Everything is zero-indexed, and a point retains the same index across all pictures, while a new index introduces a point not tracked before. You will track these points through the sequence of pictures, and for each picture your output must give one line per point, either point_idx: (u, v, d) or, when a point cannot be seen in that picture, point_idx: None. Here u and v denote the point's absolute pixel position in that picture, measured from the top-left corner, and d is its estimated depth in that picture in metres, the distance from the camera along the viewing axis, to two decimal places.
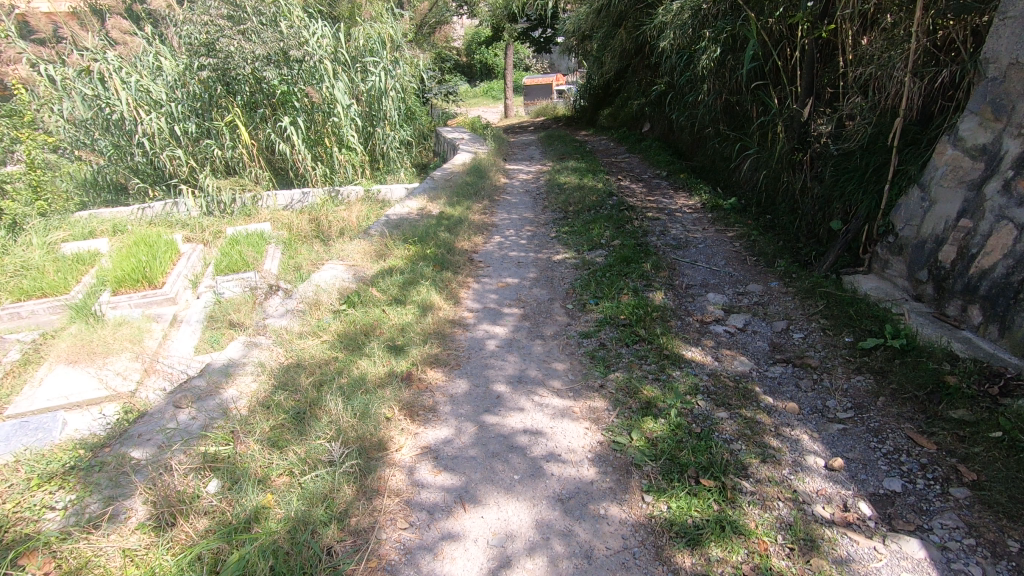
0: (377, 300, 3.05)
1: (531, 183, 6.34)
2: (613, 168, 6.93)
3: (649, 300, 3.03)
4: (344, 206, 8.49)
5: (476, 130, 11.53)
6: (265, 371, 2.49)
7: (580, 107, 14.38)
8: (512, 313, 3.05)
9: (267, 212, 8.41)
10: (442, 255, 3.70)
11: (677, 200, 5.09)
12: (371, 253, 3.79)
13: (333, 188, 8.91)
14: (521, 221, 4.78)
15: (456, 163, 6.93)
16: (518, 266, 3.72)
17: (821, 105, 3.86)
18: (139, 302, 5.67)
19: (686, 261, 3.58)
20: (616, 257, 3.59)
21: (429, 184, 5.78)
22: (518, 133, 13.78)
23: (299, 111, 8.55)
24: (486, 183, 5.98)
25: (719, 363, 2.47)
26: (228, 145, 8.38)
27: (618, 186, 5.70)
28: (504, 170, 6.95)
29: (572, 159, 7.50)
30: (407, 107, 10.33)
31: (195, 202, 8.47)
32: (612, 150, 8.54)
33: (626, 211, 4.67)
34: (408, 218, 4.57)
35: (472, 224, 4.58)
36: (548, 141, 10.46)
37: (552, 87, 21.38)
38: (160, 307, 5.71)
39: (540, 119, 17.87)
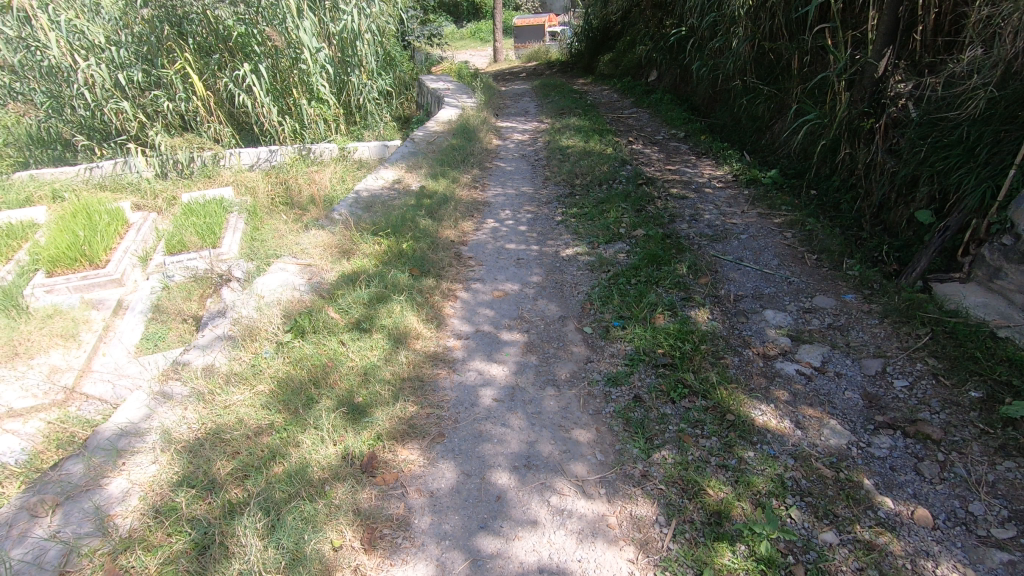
0: (334, 325, 2.31)
1: (528, 146, 5.49)
2: (620, 126, 6.09)
3: (691, 324, 2.32)
4: (316, 168, 7.60)
5: (463, 78, 10.43)
6: (169, 449, 1.77)
7: (577, 51, 13.21)
8: (513, 340, 2.33)
9: (229, 173, 7.50)
10: (421, 252, 2.94)
11: (701, 171, 4.30)
12: (333, 248, 3.02)
13: (304, 146, 7.98)
14: (518, 197, 4.00)
15: (442, 120, 6.03)
16: (518, 265, 2.97)
17: (904, 58, 3.06)
18: (79, 285, 4.69)
19: (729, 261, 2.86)
20: (642, 257, 2.84)
21: (408, 149, 4.95)
22: (509, 81, 12.63)
23: (261, 57, 7.50)
24: (476, 147, 5.12)
25: (804, 432, 1.79)
26: (180, 97, 7.33)
27: (630, 152, 4.88)
28: (495, 129, 6.07)
29: (573, 115, 6.61)
30: (385, 52, 9.20)
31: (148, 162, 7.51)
32: (615, 103, 7.62)
33: (645, 186, 3.88)
34: (382, 196, 3.78)
35: (459, 203, 3.81)
36: (544, 91, 9.47)
37: (545, 28, 19.76)
38: (103, 291, 4.74)
39: (532, 64, 16.63)
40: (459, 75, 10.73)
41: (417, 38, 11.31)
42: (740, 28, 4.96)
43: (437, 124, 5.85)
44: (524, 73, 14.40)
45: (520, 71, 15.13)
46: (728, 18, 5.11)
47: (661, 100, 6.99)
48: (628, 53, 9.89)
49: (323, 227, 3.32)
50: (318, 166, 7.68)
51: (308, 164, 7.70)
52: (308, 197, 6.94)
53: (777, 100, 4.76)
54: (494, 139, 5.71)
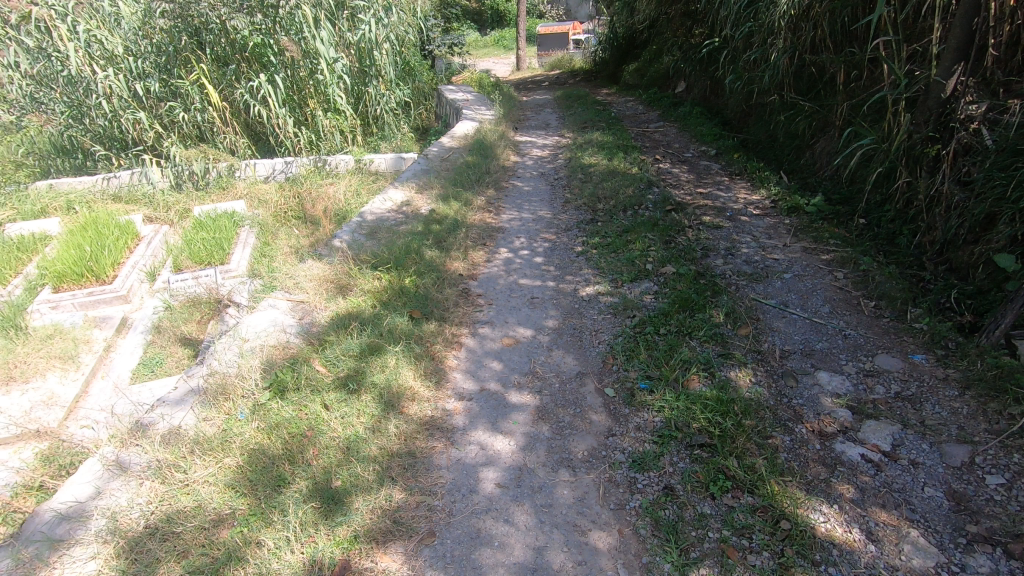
0: (319, 382, 2.03)
1: (547, 163, 5.19)
2: (645, 142, 5.77)
3: (731, 390, 1.98)
4: (330, 181, 7.43)
5: (483, 89, 10.21)
6: (111, 542, 1.50)
7: (600, 59, 12.91)
8: (523, 403, 2.02)
9: (244, 185, 7.36)
10: (425, 290, 2.65)
11: (736, 195, 3.95)
12: (329, 283, 2.75)
13: (320, 158, 7.82)
14: (535, 222, 3.70)
15: (458, 133, 5.79)
16: (532, 305, 2.67)
17: (976, 76, 2.69)
18: (84, 301, 4.37)
19: (772, 307, 2.51)
20: (672, 301, 2.51)
21: (420, 167, 4.70)
22: (530, 90, 12.38)
23: (277, 67, 7.38)
24: (493, 164, 4.84)
25: (878, 547, 1.44)
26: (196, 107, 7.22)
27: (656, 171, 4.55)
28: (513, 143, 5.78)
29: (596, 129, 6.31)
30: (404, 62, 9.04)
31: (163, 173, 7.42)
32: (640, 116, 7.30)
33: (674, 213, 3.55)
34: (389, 221, 3.52)
35: (470, 229, 3.53)
36: (566, 102, 9.19)
37: (568, 36, 19.49)
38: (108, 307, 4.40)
39: (554, 73, 16.39)
40: (479, 85, 10.52)
41: (437, 48, 11.15)
42: (780, 40, 4.62)
43: (452, 139, 5.60)
44: (546, 82, 14.14)
45: (542, 80, 14.89)
46: (765, 28, 4.78)
47: (690, 113, 6.65)
48: (653, 64, 9.58)
49: (322, 258, 3.06)
50: (333, 179, 7.50)
51: (323, 177, 7.53)
52: (321, 211, 6.75)
53: (819, 117, 4.39)
54: (512, 155, 5.42)
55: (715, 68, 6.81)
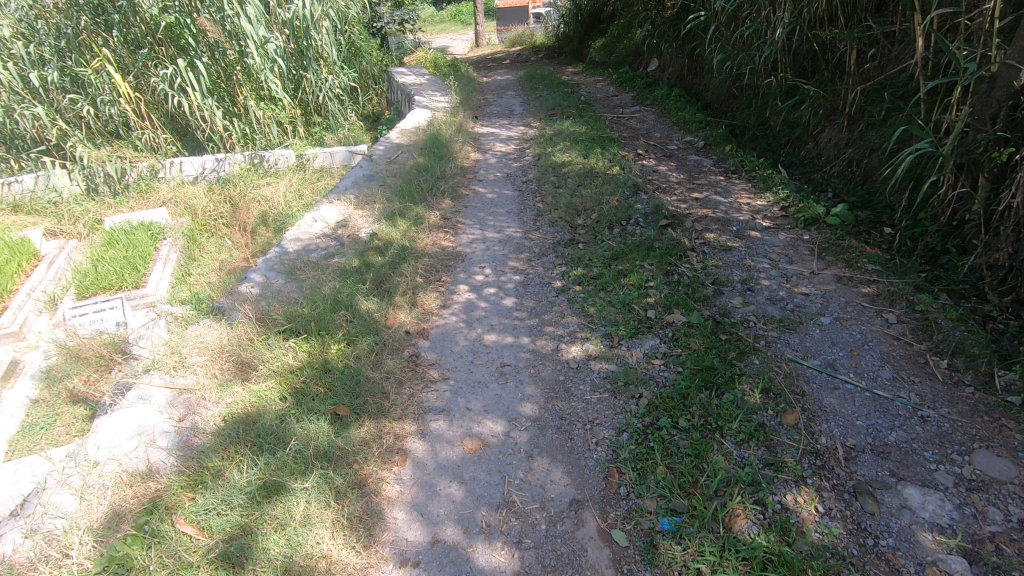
0: (183, 557, 1.35)
1: (513, 160, 4.50)
2: (623, 132, 5.12)
3: (793, 536, 1.38)
4: (266, 183, 6.75)
5: (440, 70, 9.36)
6: None
7: (564, 34, 12.15)
8: (493, 569, 1.38)
9: (166, 189, 6.62)
10: (358, 368, 1.97)
11: (738, 202, 3.34)
12: (227, 359, 2.03)
13: (256, 152, 7.10)
14: (501, 243, 3.04)
15: (408, 127, 5.05)
16: (502, 381, 2.00)
17: None
18: None
19: (818, 372, 1.91)
20: (688, 373, 1.89)
21: (361, 172, 3.98)
22: (490, 70, 11.56)
23: (197, 51, 6.50)
24: (449, 165, 4.12)
25: None
26: (106, 100, 6.48)
27: (640, 171, 3.92)
28: (472, 136, 5.07)
29: (565, 117, 5.65)
30: (349, 42, 8.12)
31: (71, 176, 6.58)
32: (613, 99, 6.65)
33: (670, 229, 2.93)
34: (314, 253, 2.85)
35: (421, 259, 2.84)
36: (529, 83, 8.47)
37: (529, 10, 18.54)
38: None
39: (515, 49, 15.57)
40: (435, 66, 9.65)
41: (387, 25, 10.21)
42: (780, 13, 4.00)
43: (401, 134, 4.85)
44: (507, 60, 13.28)
45: (504, 57, 14.02)
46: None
47: (670, 96, 6.01)
48: (623, 40, 8.88)
49: (225, 316, 2.33)
50: (272, 179, 6.84)
51: (260, 177, 6.83)
52: (257, 217, 6.19)
53: (826, 104, 3.79)
54: (470, 150, 4.71)
55: (695, 45, 6.17)
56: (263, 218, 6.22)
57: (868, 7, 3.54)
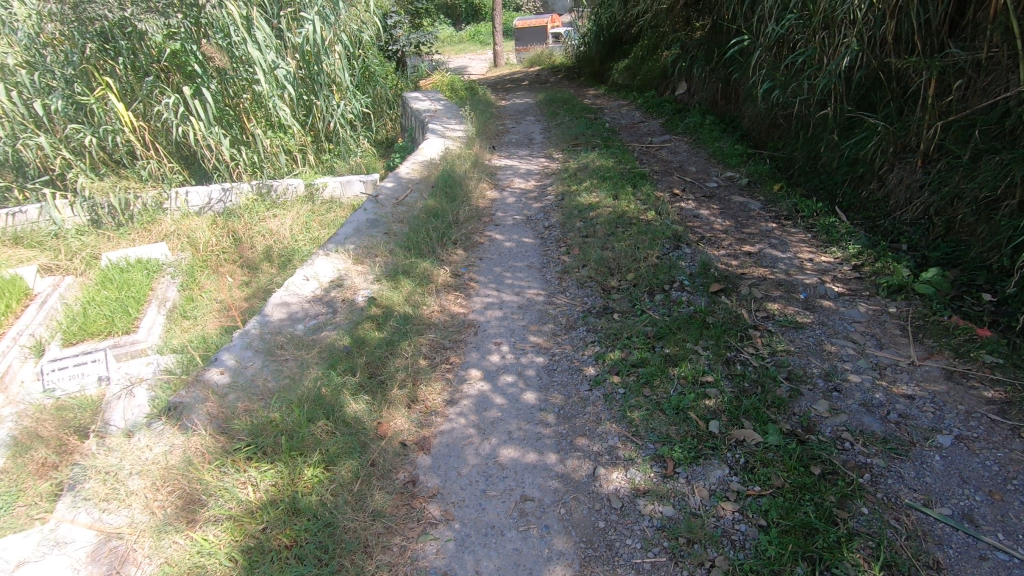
0: None
1: (533, 199, 4.06)
2: (654, 166, 4.67)
3: None
4: (277, 215, 6.47)
5: (456, 94, 9.04)
6: None
7: (584, 54, 11.82)
8: None
9: (169, 220, 6.38)
10: (337, 511, 1.52)
11: (799, 259, 2.85)
12: (171, 491, 1.59)
13: (264, 181, 6.87)
14: (521, 310, 2.60)
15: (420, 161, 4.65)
16: (523, 527, 1.53)
17: None
18: None
19: (952, 529, 1.42)
20: (776, 533, 1.40)
21: (364, 216, 3.59)
22: (508, 92, 11.26)
23: (205, 78, 6.29)
24: (462, 208, 3.71)
25: None
26: (109, 129, 6.26)
27: (678, 216, 3.45)
28: (488, 170, 4.64)
29: (588, 147, 5.24)
30: (362, 66, 7.83)
31: (74, 206, 6.40)
32: (639, 126, 6.23)
33: (723, 296, 2.45)
34: (300, 325, 2.43)
35: (426, 333, 2.40)
36: (549, 108, 8.11)
37: (547, 29, 18.26)
38: None
39: (533, 69, 15.31)
40: (451, 90, 9.33)
41: (402, 48, 9.86)
42: (837, 37, 3.53)
43: (411, 169, 4.45)
44: (525, 81, 12.96)
45: (521, 78, 13.69)
46: (813, 22, 3.69)
47: (704, 125, 5.55)
48: (648, 62, 8.46)
49: (182, 417, 1.89)
50: (279, 211, 6.56)
51: (267, 208, 6.61)
52: (262, 252, 5.89)
53: (896, 140, 3.28)
54: (486, 186, 4.29)
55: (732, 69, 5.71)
56: (267, 253, 5.90)
57: (942, 29, 3.09)
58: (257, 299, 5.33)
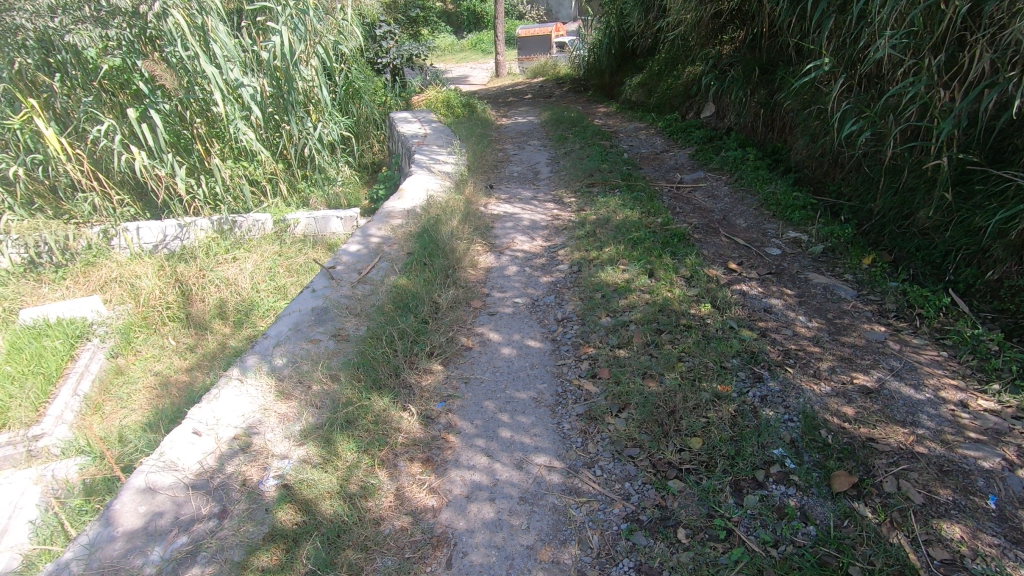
0: None
1: (540, 270, 3.11)
2: (691, 220, 3.72)
3: None
4: (237, 258, 5.53)
5: (451, 114, 8.09)
6: None
7: (592, 66, 10.89)
8: None
9: (112, 263, 5.46)
10: None
11: (945, 405, 1.88)
12: None
13: (227, 216, 5.93)
14: (525, 503, 1.64)
15: (399, 212, 3.68)
16: None
17: None
18: None
19: None
20: None
21: (309, 304, 2.65)
22: (511, 107, 10.34)
23: (154, 97, 5.38)
24: (446, 289, 2.77)
25: None
26: (41, 159, 5.37)
27: (741, 309, 2.49)
28: (482, 222, 3.68)
29: (604, 189, 4.31)
30: (344, 83, 6.89)
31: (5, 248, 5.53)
32: (664, 158, 5.29)
33: (858, 505, 1.51)
34: (159, 549, 1.47)
35: (365, 571, 1.45)
36: (555, 130, 7.18)
37: (552, 39, 17.34)
38: None
39: (538, 80, 14.41)
40: (446, 108, 8.38)
41: (392, 61, 8.94)
42: (964, 64, 2.62)
43: (383, 226, 3.47)
44: (528, 95, 12.01)
45: (524, 92, 12.75)
46: (926, 43, 2.78)
47: (747, 160, 4.59)
48: (666, 79, 7.50)
49: None
50: (240, 252, 5.62)
51: (227, 250, 5.68)
52: (213, 306, 4.97)
53: None
54: (479, 248, 3.34)
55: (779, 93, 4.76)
56: (219, 309, 4.97)
57: None
58: (200, 369, 4.39)
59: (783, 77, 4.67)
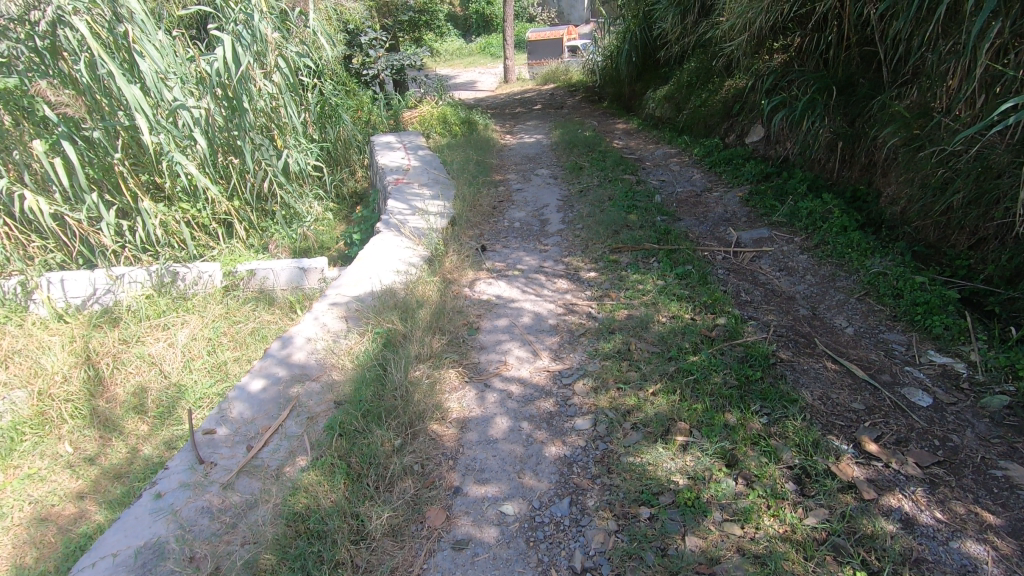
0: None
1: (544, 426, 1.97)
2: (768, 319, 2.55)
3: None
4: (171, 325, 4.44)
5: (446, 135, 6.98)
6: None
7: (609, 74, 9.72)
8: None
9: (19, 329, 4.38)
10: None
11: None
12: None
13: (168, 265, 4.80)
14: None
15: (343, 311, 2.55)
16: None
17: None
18: None
19: None
20: None
21: (147, 527, 1.55)
22: (517, 121, 9.23)
23: (67, 126, 4.32)
24: (385, 495, 1.65)
25: None
26: None
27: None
28: (461, 326, 2.54)
29: (633, 260, 3.16)
30: (316, 102, 5.80)
31: None
32: (707, 203, 4.14)
33: None
34: None
35: None
36: (568, 156, 6.04)
37: (563, 42, 16.13)
38: None
39: (548, 87, 13.27)
40: (442, 127, 7.25)
41: (381, 72, 7.77)
42: None
43: (312, 339, 2.35)
44: (537, 106, 10.85)
45: (533, 101, 11.58)
46: None
47: (827, 215, 3.41)
48: (698, 93, 6.30)
49: None
50: (176, 317, 4.52)
51: (162, 312, 4.58)
52: (129, 398, 3.91)
53: None
54: (454, 378, 2.20)
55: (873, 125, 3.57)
56: (137, 401, 3.91)
57: None
58: (93, 496, 3.26)
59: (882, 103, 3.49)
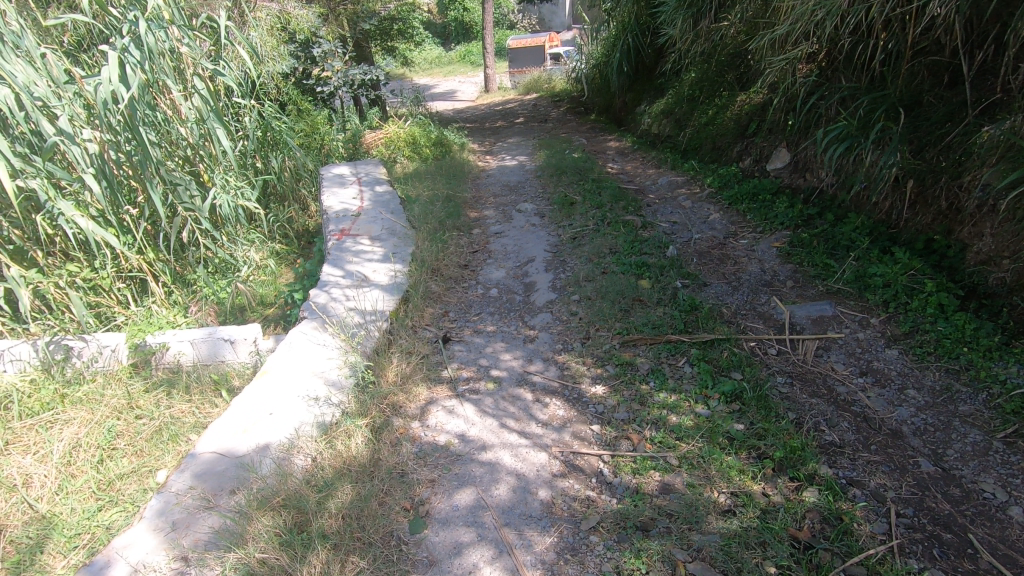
0: None
1: None
2: (880, 488, 1.65)
3: None
4: (50, 428, 2.93)
5: (414, 161, 6.04)
6: None
7: (597, 84, 8.84)
8: None
9: None
10: None
11: None
12: None
13: (57, 338, 3.34)
14: None
15: (212, 497, 1.61)
16: None
17: None
18: None
19: None
20: None
21: None
22: (499, 139, 8.32)
23: None
24: None
25: None
26: None
27: None
28: (398, 519, 1.60)
29: (656, 363, 2.25)
30: (254, 128, 4.81)
31: None
32: (736, 258, 3.24)
33: None
34: None
35: None
36: (556, 186, 5.13)
37: (546, 49, 15.26)
38: None
39: (531, 97, 12.37)
40: (409, 150, 6.29)
41: (339, 89, 6.82)
42: None
43: (142, 575, 1.41)
44: (519, 119, 9.94)
45: (514, 114, 10.68)
46: None
47: (912, 285, 2.52)
48: (702, 109, 5.42)
49: None
50: (59, 415, 3.02)
51: (48, 404, 3.10)
52: None
53: None
54: None
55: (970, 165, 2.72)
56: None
57: None
58: None
59: (980, 137, 2.66)
